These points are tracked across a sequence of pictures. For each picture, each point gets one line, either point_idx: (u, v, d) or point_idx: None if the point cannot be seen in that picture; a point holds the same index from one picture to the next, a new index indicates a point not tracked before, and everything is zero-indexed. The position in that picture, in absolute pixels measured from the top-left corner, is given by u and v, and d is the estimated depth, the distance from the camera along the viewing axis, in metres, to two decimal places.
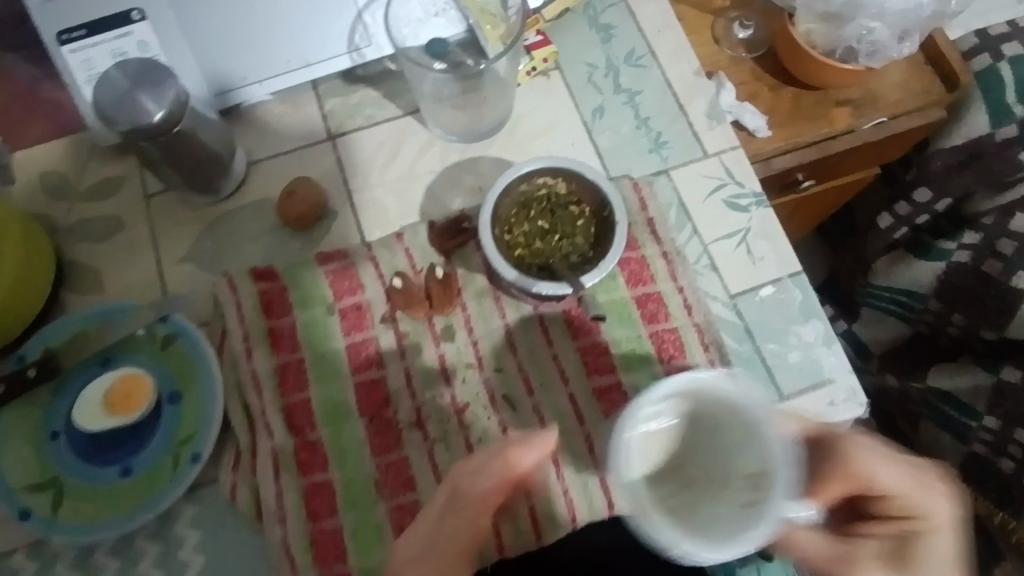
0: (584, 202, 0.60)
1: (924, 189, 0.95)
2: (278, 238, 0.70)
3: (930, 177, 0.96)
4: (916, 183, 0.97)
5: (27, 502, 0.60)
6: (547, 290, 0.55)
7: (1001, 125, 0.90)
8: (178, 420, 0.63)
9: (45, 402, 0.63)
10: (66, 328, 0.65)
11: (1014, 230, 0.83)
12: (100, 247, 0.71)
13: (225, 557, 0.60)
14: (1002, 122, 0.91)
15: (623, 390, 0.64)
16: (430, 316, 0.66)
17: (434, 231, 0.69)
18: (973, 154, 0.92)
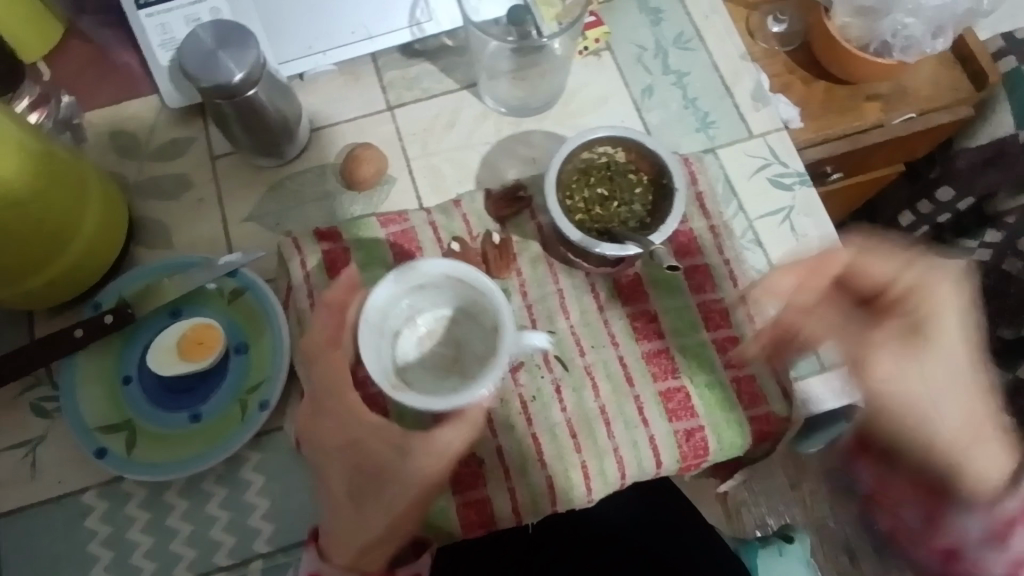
0: (642, 170, 0.62)
1: (947, 188, 1.00)
2: (339, 202, 0.74)
3: (954, 175, 0.99)
4: (939, 181, 1.00)
5: (103, 441, 0.63)
6: (610, 252, 0.58)
7: None
8: (245, 369, 0.65)
9: (118, 349, 0.66)
10: (141, 279, 0.68)
11: None
12: (168, 205, 0.74)
13: (289, 501, 0.63)
14: None
15: (671, 355, 0.66)
16: (486, 279, 0.69)
17: (490, 199, 0.71)
18: (998, 152, 0.95)
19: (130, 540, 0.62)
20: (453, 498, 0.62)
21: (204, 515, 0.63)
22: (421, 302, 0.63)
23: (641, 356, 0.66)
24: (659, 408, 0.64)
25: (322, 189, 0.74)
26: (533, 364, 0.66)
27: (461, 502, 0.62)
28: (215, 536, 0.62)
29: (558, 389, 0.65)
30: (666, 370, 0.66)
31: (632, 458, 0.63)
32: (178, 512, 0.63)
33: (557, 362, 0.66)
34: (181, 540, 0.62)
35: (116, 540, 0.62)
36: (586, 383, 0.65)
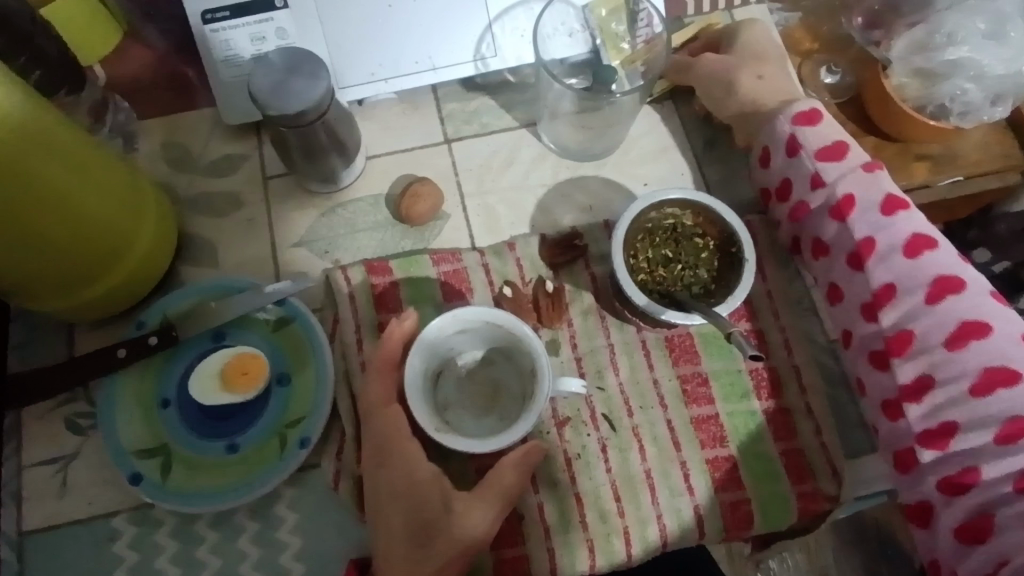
0: (708, 235, 0.61)
1: (984, 251, 0.95)
2: (391, 233, 0.72)
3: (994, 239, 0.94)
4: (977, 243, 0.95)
5: (138, 465, 0.62)
6: (677, 319, 0.56)
7: None
8: (287, 402, 0.64)
9: (159, 370, 0.65)
10: (187, 299, 0.67)
11: None
12: (218, 222, 0.73)
13: (322, 542, 0.61)
14: None
15: (720, 421, 0.65)
16: (536, 326, 0.68)
17: (545, 245, 0.70)
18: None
19: (158, 568, 0.61)
20: (491, 553, 0.61)
21: (234, 549, 0.61)
22: (462, 342, 0.62)
23: (689, 420, 0.65)
24: (705, 476, 0.63)
25: (374, 219, 0.73)
26: (578, 420, 0.65)
27: (499, 558, 0.61)
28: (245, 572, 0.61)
29: (604, 448, 0.64)
30: (714, 437, 0.65)
31: (674, 526, 0.62)
32: (208, 544, 0.61)
33: (604, 419, 0.65)
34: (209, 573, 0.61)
35: (143, 567, 0.61)
36: (632, 444, 0.64)
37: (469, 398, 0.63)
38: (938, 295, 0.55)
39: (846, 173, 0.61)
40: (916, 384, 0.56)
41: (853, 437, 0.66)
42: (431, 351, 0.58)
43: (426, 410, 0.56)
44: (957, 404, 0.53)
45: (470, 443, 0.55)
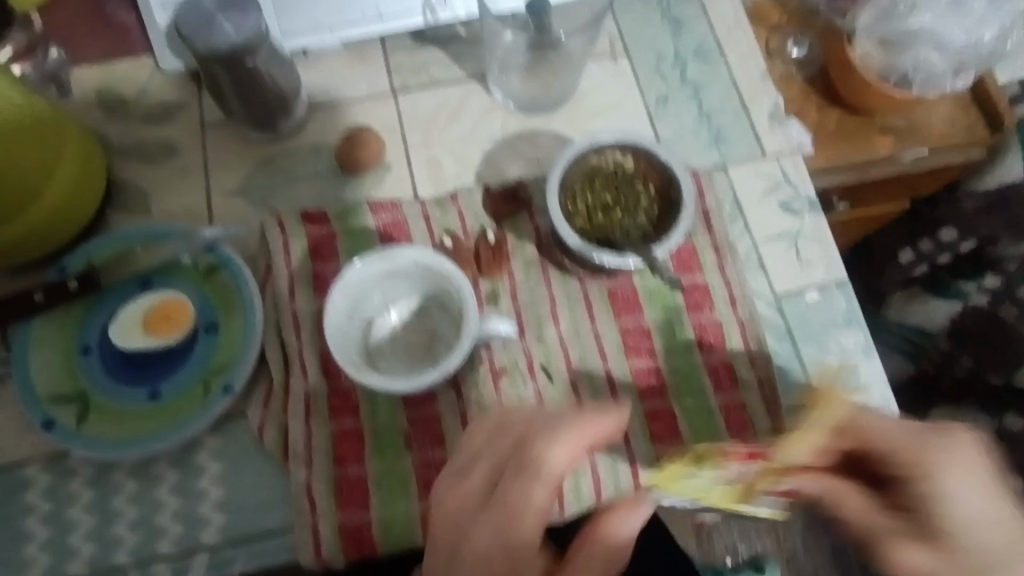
0: (650, 181, 0.59)
1: (950, 228, 0.99)
2: (330, 184, 0.70)
3: (959, 215, 0.98)
4: (943, 220, 1.00)
5: (52, 412, 0.60)
6: (608, 261, 0.56)
7: None
8: (212, 350, 0.62)
9: (79, 316, 0.63)
10: (112, 245, 0.64)
11: None
12: (151, 169, 0.70)
13: (245, 492, 0.60)
14: None
15: (660, 375, 0.64)
16: (476, 278, 0.66)
17: (488, 197, 0.68)
18: (1002, 197, 0.95)
19: (71, 518, 0.59)
20: (418, 503, 0.59)
21: (152, 499, 0.60)
22: (396, 287, 0.61)
23: (628, 373, 0.64)
24: (642, 428, 0.62)
25: (314, 169, 0.71)
26: (516, 371, 0.63)
27: (425, 509, 0.59)
28: (162, 522, 0.59)
29: (540, 400, 0.63)
30: (653, 390, 0.63)
31: (610, 482, 0.60)
32: (126, 494, 0.60)
33: (542, 370, 0.63)
34: (125, 523, 0.59)
35: (56, 517, 0.59)
36: (570, 397, 0.63)
37: (404, 338, 0.61)
38: None
39: None
40: None
41: (797, 392, 0.65)
42: (354, 290, 0.59)
43: (339, 342, 0.57)
44: None
45: (383, 382, 0.55)
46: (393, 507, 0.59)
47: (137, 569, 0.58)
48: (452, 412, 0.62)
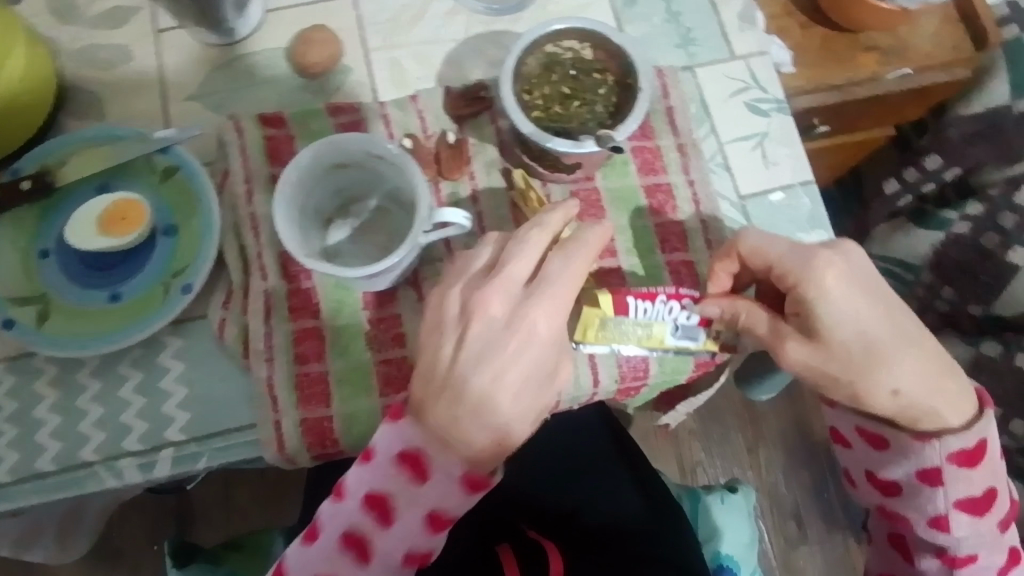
0: (608, 71, 0.59)
1: (935, 156, 0.97)
2: (288, 87, 0.69)
3: (944, 144, 0.97)
4: (928, 149, 0.99)
5: (11, 312, 0.59)
6: (562, 147, 0.55)
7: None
8: (171, 252, 0.62)
9: (36, 221, 0.63)
10: (65, 147, 0.63)
11: (1017, 205, 0.87)
12: (105, 75, 0.69)
13: (208, 390, 0.60)
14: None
15: (622, 274, 0.63)
16: (437, 180, 0.65)
17: (449, 98, 0.67)
18: (990, 123, 0.92)
19: (38, 417, 0.59)
20: (380, 399, 0.59)
21: (117, 398, 0.59)
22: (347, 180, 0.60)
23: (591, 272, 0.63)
24: None
25: (272, 73, 0.69)
26: None
27: (386, 404, 0.59)
28: (127, 420, 0.59)
29: None
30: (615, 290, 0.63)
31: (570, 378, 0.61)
32: (89, 393, 0.59)
33: None
34: (90, 421, 0.59)
35: (22, 416, 0.59)
36: None
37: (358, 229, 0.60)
38: (963, 459, 0.56)
39: (911, 464, 0.57)
40: (965, 496, 0.57)
41: None
42: (306, 180, 0.58)
43: (292, 229, 0.55)
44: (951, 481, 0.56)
45: (335, 268, 0.54)
46: (354, 403, 0.59)
47: (105, 464, 0.58)
48: (412, 312, 0.62)
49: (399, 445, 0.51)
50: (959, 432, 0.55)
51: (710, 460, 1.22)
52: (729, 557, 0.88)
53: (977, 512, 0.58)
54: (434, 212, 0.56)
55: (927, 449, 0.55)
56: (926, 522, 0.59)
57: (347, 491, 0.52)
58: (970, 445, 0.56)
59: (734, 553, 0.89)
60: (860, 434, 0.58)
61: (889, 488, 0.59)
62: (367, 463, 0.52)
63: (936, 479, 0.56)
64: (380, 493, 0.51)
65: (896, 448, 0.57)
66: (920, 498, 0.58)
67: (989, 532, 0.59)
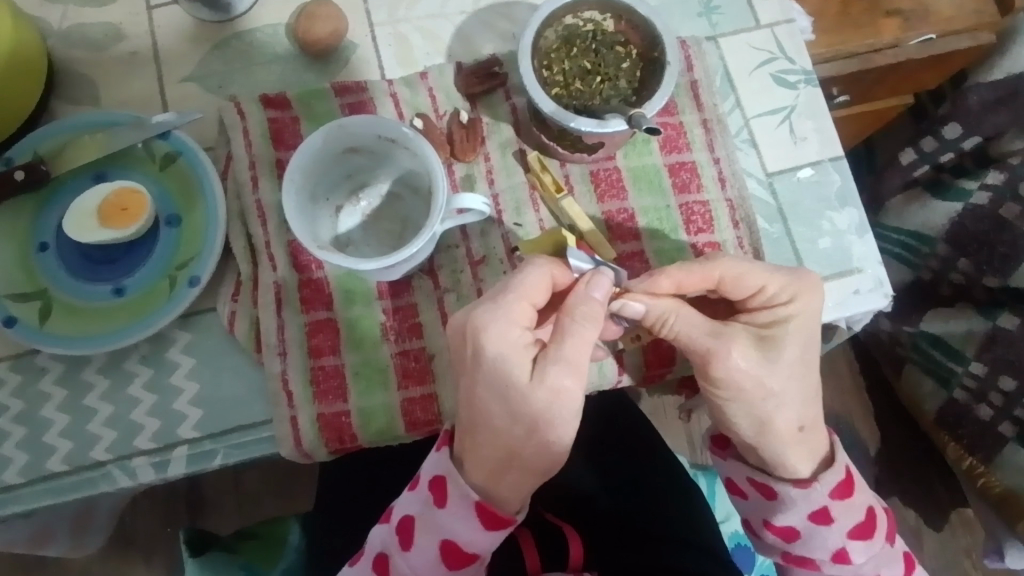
0: (631, 44, 0.57)
1: (955, 126, 0.92)
2: (292, 67, 0.65)
3: (964, 112, 0.92)
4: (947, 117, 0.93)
5: (13, 310, 0.57)
6: (586, 127, 0.52)
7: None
8: (175, 243, 0.59)
9: (32, 212, 0.60)
10: (59, 135, 0.60)
11: None
12: (97, 56, 0.65)
13: (220, 386, 0.58)
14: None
15: (646, 258, 0.61)
16: (450, 162, 0.62)
17: (460, 74, 0.64)
18: (1010, 90, 0.88)
19: (45, 417, 0.57)
20: (397, 393, 0.57)
21: (126, 396, 0.57)
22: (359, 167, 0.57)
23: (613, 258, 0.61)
24: None
25: (273, 51, 0.66)
26: (494, 258, 0.60)
27: (405, 398, 0.57)
28: (137, 418, 0.57)
29: None
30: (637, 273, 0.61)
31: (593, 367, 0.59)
32: (97, 392, 0.57)
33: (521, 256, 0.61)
34: (100, 420, 0.57)
35: (29, 416, 0.57)
36: None
37: (369, 220, 0.58)
38: (843, 493, 0.54)
39: (794, 507, 0.54)
40: (859, 527, 0.54)
41: None
42: (314, 165, 0.55)
43: (301, 218, 0.53)
44: (840, 519, 0.54)
45: (349, 259, 0.51)
46: (371, 397, 0.57)
47: (117, 465, 0.56)
48: (428, 302, 0.59)
49: (437, 473, 0.51)
50: (832, 466, 0.54)
51: None
52: (746, 535, 0.87)
53: (869, 536, 0.54)
54: (451, 199, 0.53)
55: (808, 491, 0.54)
56: (829, 558, 0.55)
57: (391, 514, 0.53)
58: (844, 475, 0.54)
59: None
60: (752, 484, 0.56)
61: (788, 534, 0.56)
62: (412, 490, 0.52)
63: (826, 518, 0.54)
64: (412, 517, 0.51)
65: (782, 497, 0.55)
66: (816, 538, 0.55)
67: (884, 552, 0.56)
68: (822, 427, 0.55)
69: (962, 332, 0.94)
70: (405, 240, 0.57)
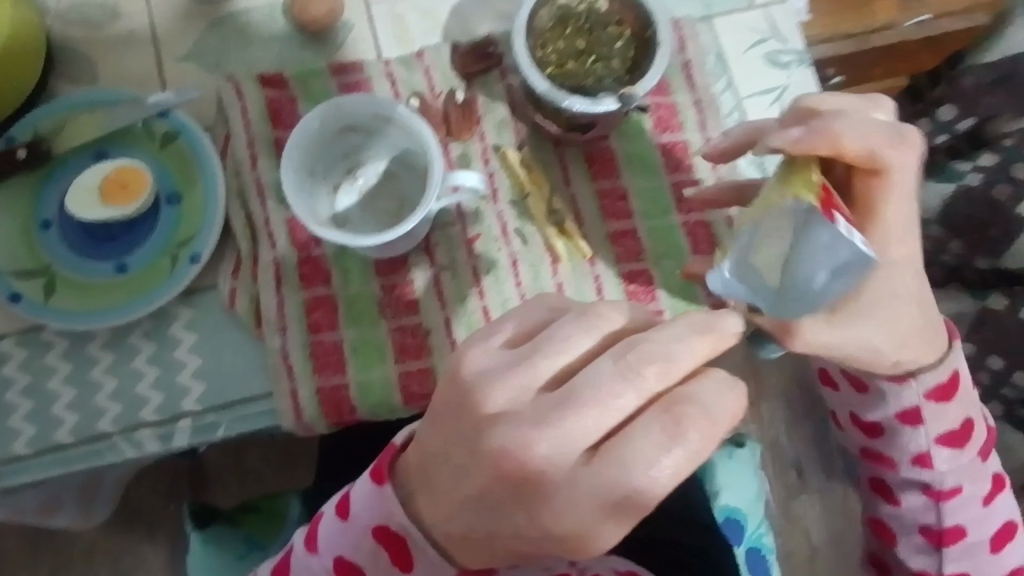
0: (624, 23, 0.57)
1: (950, 107, 0.95)
2: (288, 45, 0.66)
3: (958, 93, 0.94)
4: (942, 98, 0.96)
5: (18, 286, 0.58)
6: (579, 106, 0.53)
7: None
8: (176, 220, 0.60)
9: (33, 191, 0.61)
10: (58, 113, 0.61)
11: None
12: (94, 34, 0.65)
13: (221, 361, 0.59)
14: None
15: (638, 237, 0.62)
16: (446, 141, 0.63)
17: (457, 54, 0.64)
18: (1006, 74, 0.90)
19: (52, 390, 0.58)
20: (395, 366, 0.59)
21: (130, 370, 0.59)
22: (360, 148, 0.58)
23: (606, 236, 0.62)
24: (619, 288, 0.61)
25: (269, 31, 0.66)
26: (491, 237, 0.62)
27: (403, 372, 0.59)
28: (142, 392, 0.59)
29: (514, 262, 0.61)
30: (630, 252, 0.62)
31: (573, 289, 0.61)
32: (102, 365, 0.59)
33: (517, 235, 0.62)
34: (105, 394, 0.58)
35: (35, 389, 0.58)
36: (546, 258, 0.61)
37: (367, 198, 0.58)
38: (942, 396, 0.55)
39: (888, 405, 0.55)
40: (958, 430, 0.56)
41: None
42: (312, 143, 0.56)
43: (300, 197, 0.54)
44: (934, 421, 0.55)
45: (347, 235, 0.52)
46: (369, 371, 0.59)
47: (123, 436, 0.58)
48: (425, 279, 0.61)
49: (376, 520, 0.42)
50: (935, 368, 0.54)
51: None
52: (734, 509, 0.90)
53: (959, 444, 0.56)
54: (446, 178, 0.55)
55: (904, 388, 0.54)
56: (909, 460, 0.57)
57: (319, 544, 0.45)
58: (947, 377, 0.54)
59: (740, 506, 0.91)
60: (844, 376, 0.57)
61: (872, 430, 0.58)
62: (345, 521, 0.44)
63: (916, 418, 0.55)
64: (350, 556, 0.44)
65: (875, 392, 0.55)
66: (904, 437, 0.56)
67: (971, 463, 0.57)
68: (943, 332, 0.54)
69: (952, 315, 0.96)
70: (403, 217, 0.57)
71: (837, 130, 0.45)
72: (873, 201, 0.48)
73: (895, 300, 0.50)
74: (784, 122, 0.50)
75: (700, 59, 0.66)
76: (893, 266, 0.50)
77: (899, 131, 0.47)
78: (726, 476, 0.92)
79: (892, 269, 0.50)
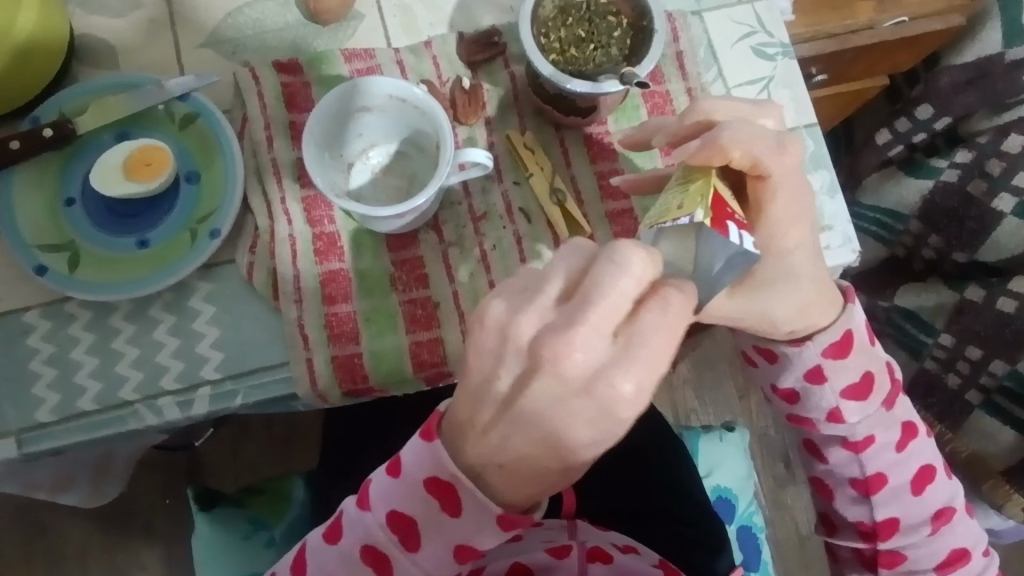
0: (622, 14, 0.61)
1: (927, 105, 0.97)
2: (301, 34, 0.69)
3: (936, 93, 0.96)
4: (920, 98, 0.97)
5: (44, 259, 0.61)
6: (581, 88, 0.57)
7: (1013, 45, 0.91)
8: (195, 198, 0.63)
9: (57, 169, 0.63)
10: (82, 95, 0.64)
11: (1004, 151, 0.89)
12: (115, 22, 0.68)
13: (239, 332, 0.62)
14: (1014, 42, 0.91)
15: (634, 216, 0.66)
16: (453, 124, 0.67)
17: (463, 43, 0.68)
18: (980, 72, 0.93)
19: (75, 359, 0.61)
20: (406, 336, 0.62)
21: (150, 340, 0.62)
22: (374, 130, 0.62)
23: (604, 214, 0.66)
24: None
25: (283, 20, 0.69)
26: (496, 215, 0.65)
27: (414, 341, 0.62)
28: (163, 361, 0.61)
29: (518, 239, 0.65)
30: (627, 229, 0.65)
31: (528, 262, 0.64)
32: (124, 336, 0.61)
33: (521, 213, 0.65)
34: (127, 362, 0.61)
35: (59, 359, 0.61)
36: (548, 235, 0.65)
37: (380, 176, 0.62)
38: (840, 353, 0.57)
39: (793, 371, 0.58)
40: (862, 383, 0.58)
41: None
42: (332, 122, 0.59)
43: (320, 170, 0.57)
44: (837, 378, 0.57)
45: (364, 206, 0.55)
46: (382, 341, 0.62)
47: (144, 403, 0.60)
48: (434, 254, 0.64)
49: (427, 472, 0.44)
50: (827, 329, 0.56)
51: (703, 408, 1.30)
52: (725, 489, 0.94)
53: (863, 396, 0.58)
54: (456, 156, 0.58)
55: (803, 350, 0.57)
56: (824, 418, 0.59)
57: (372, 500, 0.47)
58: (842, 335, 0.57)
59: (732, 485, 0.95)
60: (755, 352, 0.60)
61: (789, 397, 0.60)
62: (394, 477, 0.46)
63: (820, 377, 0.57)
64: (402, 510, 0.45)
65: (782, 360, 0.58)
66: (814, 397, 0.59)
67: (879, 413, 0.59)
68: (832, 295, 0.56)
69: (932, 304, 1.00)
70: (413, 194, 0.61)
71: (724, 141, 0.48)
72: (762, 204, 0.51)
73: (799, 284, 0.53)
74: (680, 133, 0.54)
75: (692, 50, 0.70)
76: (789, 255, 0.52)
77: (781, 139, 0.50)
78: (717, 456, 0.96)
79: (793, 258, 0.53)
